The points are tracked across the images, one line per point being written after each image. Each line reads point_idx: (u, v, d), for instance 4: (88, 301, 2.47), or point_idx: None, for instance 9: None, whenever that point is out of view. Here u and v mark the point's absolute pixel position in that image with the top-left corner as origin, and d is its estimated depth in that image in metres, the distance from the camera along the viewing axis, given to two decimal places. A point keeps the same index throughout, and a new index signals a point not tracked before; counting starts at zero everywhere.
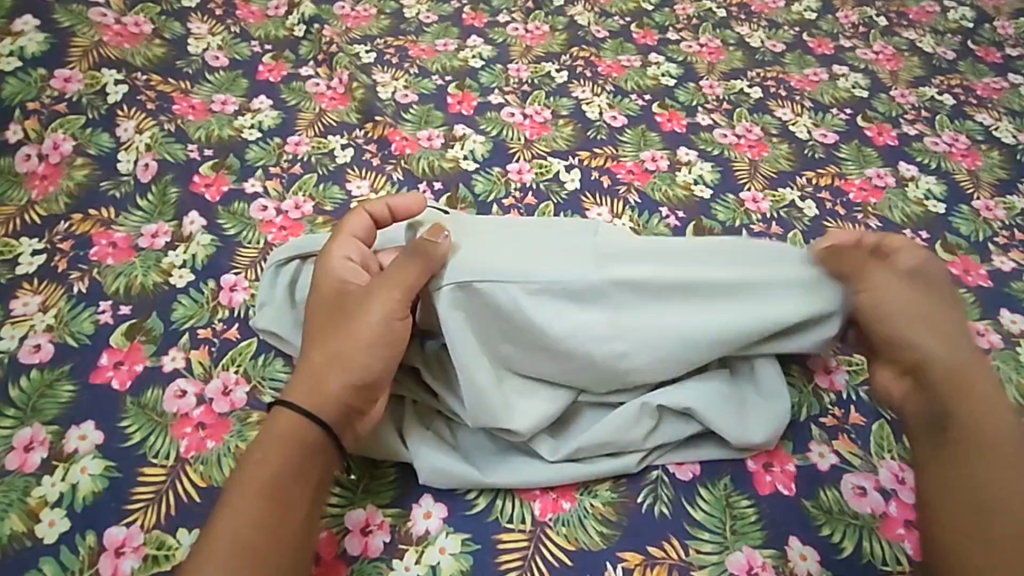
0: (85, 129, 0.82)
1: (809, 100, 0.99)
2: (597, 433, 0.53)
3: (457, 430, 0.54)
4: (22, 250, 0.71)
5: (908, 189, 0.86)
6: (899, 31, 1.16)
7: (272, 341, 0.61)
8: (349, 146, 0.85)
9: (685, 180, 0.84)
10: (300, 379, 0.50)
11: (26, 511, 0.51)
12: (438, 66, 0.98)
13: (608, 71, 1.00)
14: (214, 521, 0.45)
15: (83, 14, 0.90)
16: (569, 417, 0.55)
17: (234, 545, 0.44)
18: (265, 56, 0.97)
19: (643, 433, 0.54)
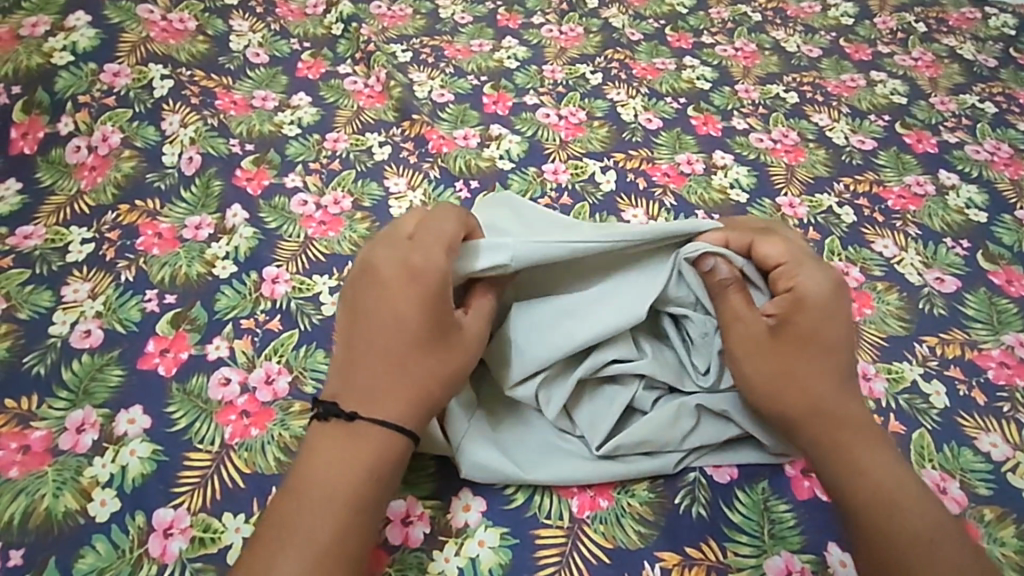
0: (132, 122, 0.84)
1: (846, 106, 0.98)
2: (636, 433, 0.53)
3: (501, 426, 0.55)
4: (73, 238, 0.73)
5: (948, 198, 0.84)
6: (938, 37, 1.14)
7: None
8: (387, 144, 0.86)
9: (721, 184, 0.84)
10: (381, 399, 0.50)
11: (79, 490, 0.52)
12: (474, 66, 0.99)
13: (642, 73, 1.00)
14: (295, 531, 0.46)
15: (132, 11, 0.93)
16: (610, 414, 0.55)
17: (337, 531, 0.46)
18: (304, 53, 0.98)
19: (683, 432, 0.54)
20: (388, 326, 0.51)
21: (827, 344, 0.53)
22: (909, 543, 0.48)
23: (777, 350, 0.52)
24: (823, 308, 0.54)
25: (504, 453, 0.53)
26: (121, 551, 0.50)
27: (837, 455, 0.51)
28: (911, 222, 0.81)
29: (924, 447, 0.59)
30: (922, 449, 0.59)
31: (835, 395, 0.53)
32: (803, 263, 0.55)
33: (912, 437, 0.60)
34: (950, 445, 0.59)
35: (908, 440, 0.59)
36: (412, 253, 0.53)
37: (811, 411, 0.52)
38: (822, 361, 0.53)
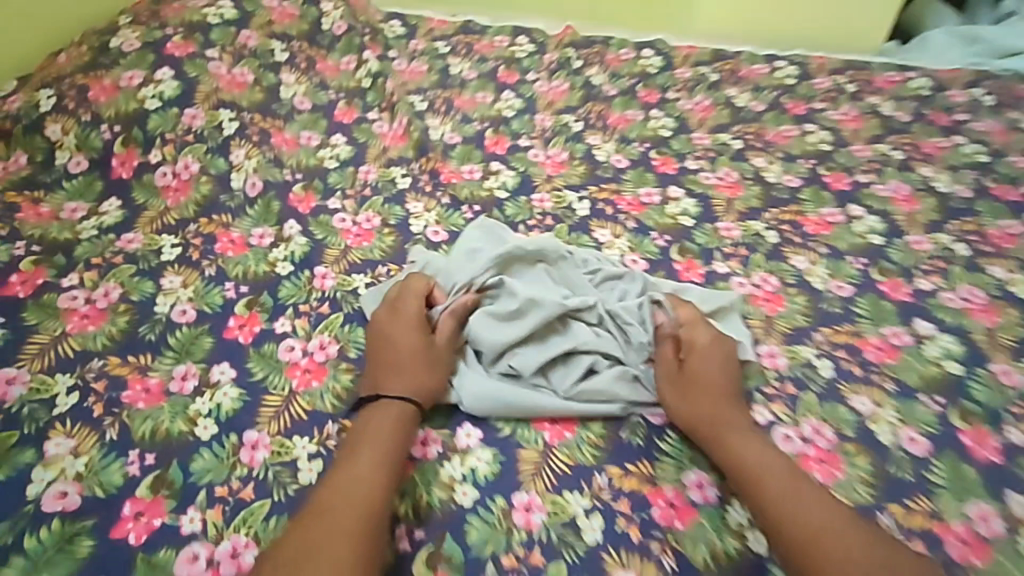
0: (207, 155, 1.05)
1: (781, 151, 1.21)
2: (592, 385, 0.74)
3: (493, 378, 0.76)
4: (164, 243, 0.94)
5: (854, 225, 1.06)
6: (864, 96, 1.38)
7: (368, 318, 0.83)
8: (408, 175, 1.08)
9: (673, 212, 1.06)
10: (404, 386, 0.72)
11: (189, 417, 0.72)
12: (478, 114, 1.23)
13: (616, 122, 1.24)
14: (355, 498, 0.62)
15: (204, 67, 1.14)
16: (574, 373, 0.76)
17: (373, 470, 0.65)
18: (340, 102, 1.22)
19: (626, 386, 0.75)
20: (399, 348, 0.75)
21: (721, 377, 0.75)
22: (778, 501, 0.64)
23: (680, 376, 0.74)
24: (714, 347, 0.77)
25: (497, 389, 0.74)
26: (221, 458, 0.69)
27: (717, 443, 0.70)
28: (821, 244, 1.02)
29: (809, 404, 0.79)
30: (806, 405, 0.79)
31: (718, 403, 0.72)
32: (695, 321, 0.79)
33: (800, 397, 0.80)
34: (828, 403, 0.79)
35: (797, 399, 0.80)
36: (399, 305, 0.80)
37: (704, 419, 0.71)
38: (711, 381, 0.74)
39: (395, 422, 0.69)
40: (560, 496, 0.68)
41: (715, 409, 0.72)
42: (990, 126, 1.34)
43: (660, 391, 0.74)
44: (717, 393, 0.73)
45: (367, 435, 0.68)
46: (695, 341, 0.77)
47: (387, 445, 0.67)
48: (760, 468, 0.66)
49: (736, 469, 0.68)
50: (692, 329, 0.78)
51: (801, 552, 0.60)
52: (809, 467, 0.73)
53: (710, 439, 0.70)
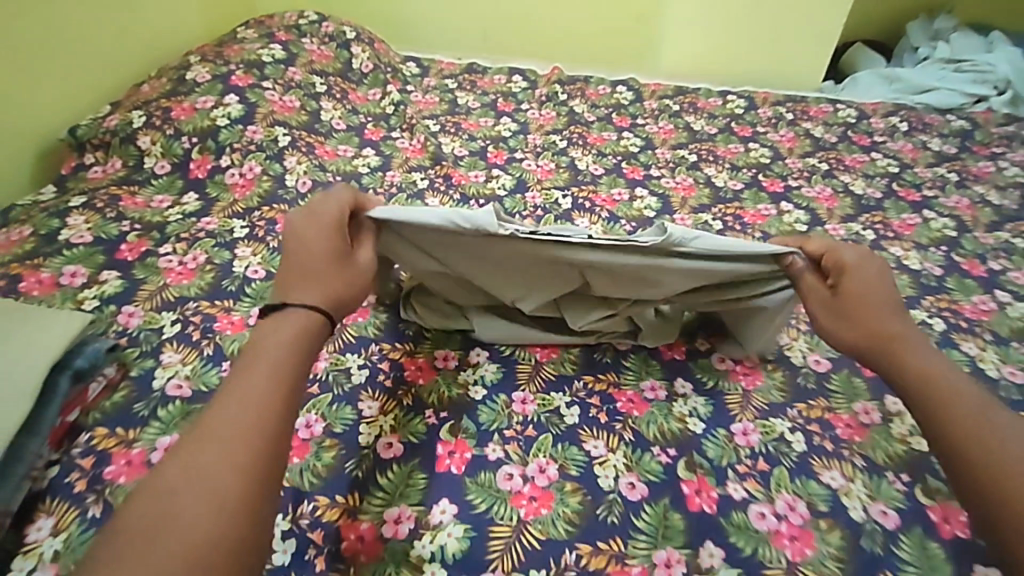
0: (266, 160, 1.31)
1: (728, 163, 1.49)
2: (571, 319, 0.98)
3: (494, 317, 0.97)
4: (235, 225, 1.18)
5: (784, 217, 1.33)
6: (799, 122, 1.68)
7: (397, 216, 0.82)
8: (426, 179, 1.35)
9: (639, 206, 1.32)
10: (308, 291, 0.70)
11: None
12: (482, 134, 1.53)
13: (593, 141, 1.53)
14: (246, 410, 0.59)
15: (262, 95, 1.41)
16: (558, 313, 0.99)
17: (274, 379, 0.62)
18: (369, 125, 1.51)
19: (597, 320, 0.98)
20: (310, 252, 0.74)
21: (885, 299, 0.79)
22: (974, 418, 0.67)
23: (846, 304, 0.79)
24: (867, 268, 0.81)
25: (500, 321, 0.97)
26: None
27: (893, 362, 0.75)
28: (757, 230, 1.28)
29: None
30: None
31: (892, 327, 0.77)
32: (846, 248, 0.83)
33: None
34: None
35: None
36: (314, 207, 0.79)
37: (876, 336, 0.77)
38: (873, 307, 0.78)
39: (296, 331, 0.67)
40: (548, 394, 0.91)
41: (879, 335, 0.77)
42: (902, 145, 1.63)
43: (821, 321, 0.82)
44: (875, 317, 0.78)
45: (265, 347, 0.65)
46: (849, 271, 0.81)
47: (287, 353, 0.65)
48: (940, 388, 0.71)
49: (918, 391, 0.72)
50: (835, 261, 0.82)
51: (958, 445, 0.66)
52: (737, 378, 0.96)
53: (886, 361, 0.76)
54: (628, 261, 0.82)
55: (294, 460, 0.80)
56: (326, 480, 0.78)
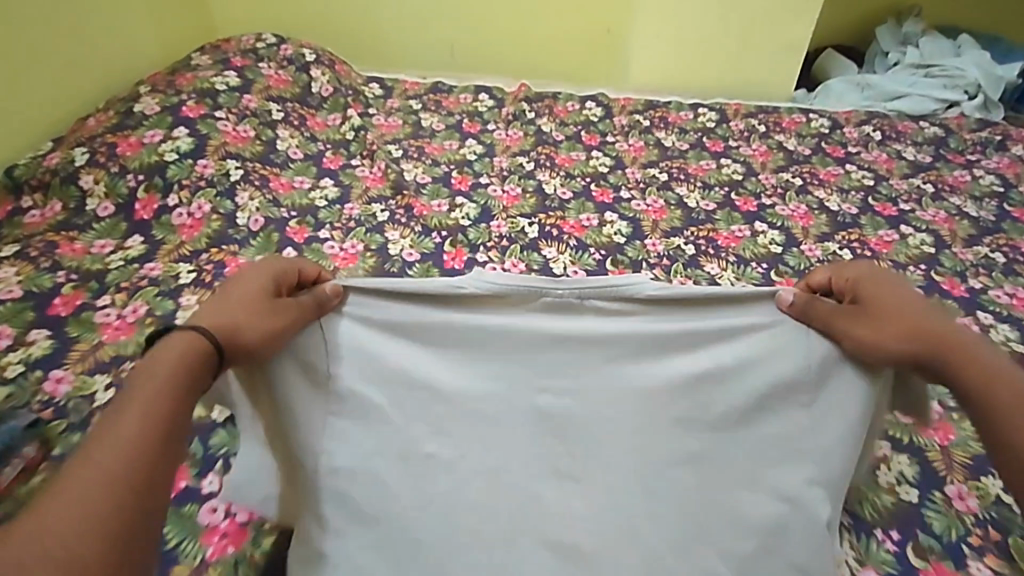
0: (217, 197, 1.24)
1: (700, 181, 1.45)
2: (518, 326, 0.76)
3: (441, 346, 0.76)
4: (181, 270, 1.11)
5: (758, 238, 1.29)
6: (772, 135, 1.66)
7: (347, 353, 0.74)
8: (386, 211, 1.30)
9: (608, 232, 1.28)
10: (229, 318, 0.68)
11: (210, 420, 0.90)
12: (445, 158, 1.48)
13: (562, 162, 1.49)
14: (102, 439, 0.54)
15: (214, 125, 1.35)
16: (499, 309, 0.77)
17: (142, 420, 0.56)
18: (327, 152, 1.45)
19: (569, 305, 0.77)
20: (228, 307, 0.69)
21: (906, 301, 0.76)
22: (975, 368, 0.71)
23: (870, 307, 0.75)
24: (871, 303, 0.76)
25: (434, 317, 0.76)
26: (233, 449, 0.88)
27: (942, 352, 0.72)
28: (731, 253, 1.25)
29: None
30: None
31: (900, 315, 0.74)
32: (876, 304, 0.75)
33: None
34: None
35: None
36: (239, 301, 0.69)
37: (931, 334, 0.72)
38: (893, 316, 0.74)
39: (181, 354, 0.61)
40: None
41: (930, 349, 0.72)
42: (877, 155, 1.60)
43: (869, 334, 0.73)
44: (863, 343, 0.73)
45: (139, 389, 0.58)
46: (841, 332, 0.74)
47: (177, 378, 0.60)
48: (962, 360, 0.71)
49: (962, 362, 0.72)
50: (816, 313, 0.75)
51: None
52: None
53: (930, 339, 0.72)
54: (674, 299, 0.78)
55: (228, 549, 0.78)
56: (269, 562, 0.77)
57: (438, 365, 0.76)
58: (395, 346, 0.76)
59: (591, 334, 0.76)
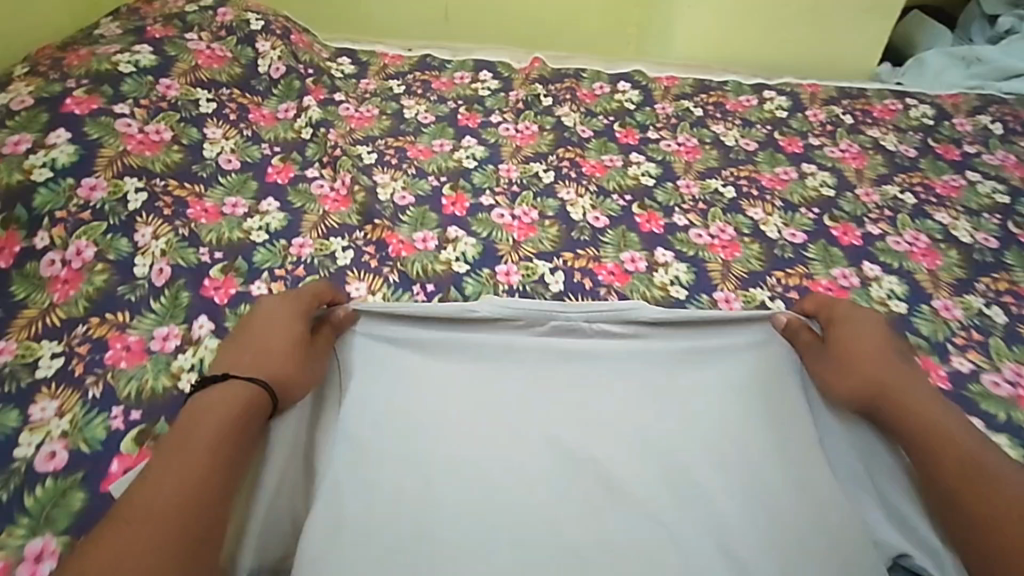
0: (106, 236, 0.88)
1: (779, 199, 1.08)
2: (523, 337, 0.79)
3: (455, 358, 0.76)
4: (43, 352, 0.78)
5: (871, 289, 0.93)
6: (863, 128, 1.27)
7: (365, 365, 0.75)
8: (349, 248, 0.93)
9: (662, 281, 0.91)
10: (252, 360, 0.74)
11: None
12: (434, 166, 1.10)
13: (592, 171, 1.11)
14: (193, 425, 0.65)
15: (110, 126, 0.98)
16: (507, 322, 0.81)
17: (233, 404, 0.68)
18: (275, 158, 1.08)
19: (568, 326, 0.81)
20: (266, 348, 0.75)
21: (876, 349, 0.80)
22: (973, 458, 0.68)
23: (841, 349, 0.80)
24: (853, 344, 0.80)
25: (448, 335, 0.78)
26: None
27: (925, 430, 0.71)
28: None
29: None
30: None
31: (873, 361, 0.78)
32: (860, 341, 0.80)
33: None
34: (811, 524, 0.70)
35: None
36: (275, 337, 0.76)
37: (876, 384, 0.75)
38: (870, 365, 0.78)
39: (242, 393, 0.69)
40: None
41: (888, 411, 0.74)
42: (1003, 157, 1.22)
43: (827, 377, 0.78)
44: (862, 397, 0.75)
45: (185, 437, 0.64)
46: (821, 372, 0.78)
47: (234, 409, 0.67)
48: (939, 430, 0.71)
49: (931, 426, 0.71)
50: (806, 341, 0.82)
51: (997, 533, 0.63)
52: None
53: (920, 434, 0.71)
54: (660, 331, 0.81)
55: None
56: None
57: (456, 376, 0.74)
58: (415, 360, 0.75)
59: (591, 354, 0.77)
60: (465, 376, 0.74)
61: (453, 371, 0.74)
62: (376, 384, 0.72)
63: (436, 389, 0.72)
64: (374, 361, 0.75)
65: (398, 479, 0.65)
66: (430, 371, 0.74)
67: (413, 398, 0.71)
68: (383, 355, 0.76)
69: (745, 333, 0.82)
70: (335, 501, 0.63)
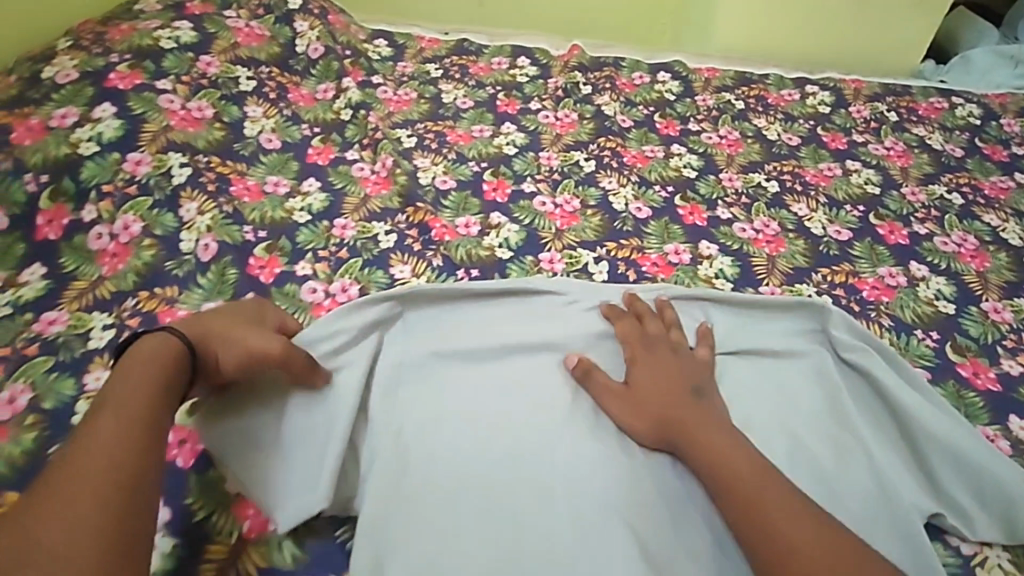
0: (152, 210, 0.89)
1: (823, 196, 1.06)
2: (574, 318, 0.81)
3: (510, 335, 0.78)
4: (94, 323, 0.79)
5: (919, 288, 0.91)
6: (908, 126, 1.25)
7: (423, 340, 0.76)
8: (392, 231, 0.93)
9: (707, 274, 0.90)
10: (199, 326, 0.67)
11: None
12: (475, 152, 1.09)
13: (633, 161, 1.10)
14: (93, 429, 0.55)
15: (153, 101, 0.98)
16: (558, 297, 0.82)
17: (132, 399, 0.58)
18: (315, 138, 1.08)
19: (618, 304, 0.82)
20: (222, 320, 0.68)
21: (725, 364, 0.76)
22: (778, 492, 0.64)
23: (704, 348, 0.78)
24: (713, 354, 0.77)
25: (502, 314, 0.80)
26: (227, 508, 0.65)
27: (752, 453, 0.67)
28: (884, 314, 0.87)
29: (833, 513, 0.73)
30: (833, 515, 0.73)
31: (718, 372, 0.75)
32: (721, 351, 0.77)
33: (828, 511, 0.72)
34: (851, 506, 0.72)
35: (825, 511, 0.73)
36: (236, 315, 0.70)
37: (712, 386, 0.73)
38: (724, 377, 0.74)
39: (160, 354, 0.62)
40: None
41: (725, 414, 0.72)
42: None
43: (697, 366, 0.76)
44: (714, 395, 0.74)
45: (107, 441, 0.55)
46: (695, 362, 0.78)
47: (160, 385, 0.60)
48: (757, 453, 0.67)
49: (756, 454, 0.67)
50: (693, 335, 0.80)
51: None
52: None
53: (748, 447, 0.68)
54: (708, 312, 0.83)
55: (269, 527, 0.64)
56: (312, 555, 0.63)
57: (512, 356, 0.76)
58: (471, 336, 0.77)
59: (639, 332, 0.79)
60: (519, 356, 0.76)
61: (508, 350, 0.76)
62: (434, 354, 0.75)
63: (493, 369, 0.75)
64: (429, 337, 0.77)
65: (458, 451, 0.68)
66: (487, 349, 0.76)
67: (471, 377, 0.74)
68: (439, 329, 0.78)
69: (792, 319, 0.82)
70: (397, 465, 0.67)
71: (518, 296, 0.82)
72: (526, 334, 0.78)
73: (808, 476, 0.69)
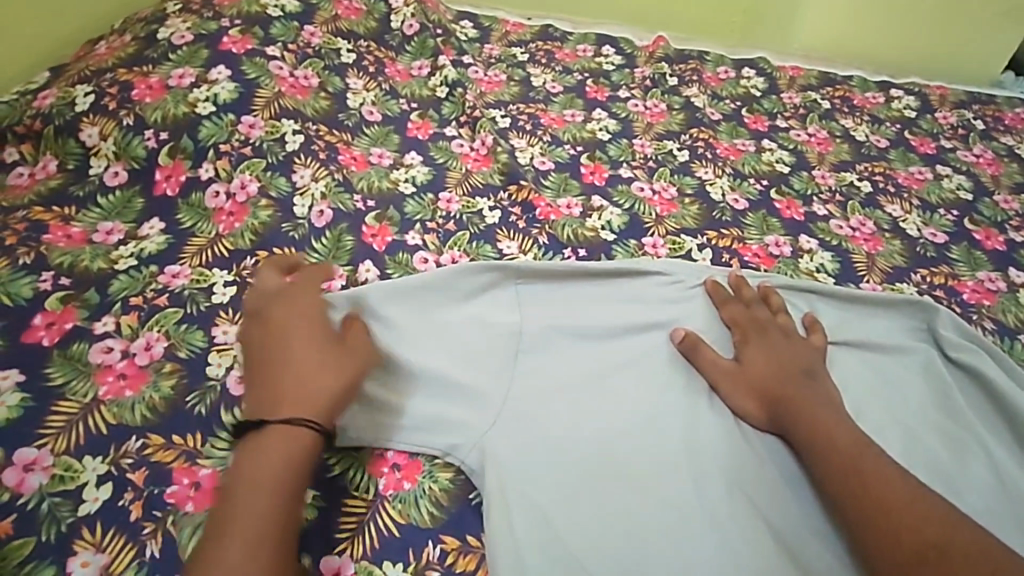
0: (267, 172, 0.90)
1: (917, 199, 1.07)
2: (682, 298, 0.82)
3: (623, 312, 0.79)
4: (216, 279, 0.81)
5: (1019, 295, 0.93)
6: (996, 135, 1.25)
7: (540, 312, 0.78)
8: (497, 208, 0.94)
9: (808, 268, 0.91)
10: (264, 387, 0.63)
11: None
12: (569, 135, 1.10)
13: (726, 153, 1.10)
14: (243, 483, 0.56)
15: (265, 66, 0.99)
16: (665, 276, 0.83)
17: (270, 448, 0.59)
18: (413, 114, 1.09)
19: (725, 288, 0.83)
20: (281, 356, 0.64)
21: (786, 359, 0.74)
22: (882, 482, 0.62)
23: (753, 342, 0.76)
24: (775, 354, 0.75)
25: (612, 290, 0.81)
26: (362, 464, 0.67)
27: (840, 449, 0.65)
28: (987, 317, 0.89)
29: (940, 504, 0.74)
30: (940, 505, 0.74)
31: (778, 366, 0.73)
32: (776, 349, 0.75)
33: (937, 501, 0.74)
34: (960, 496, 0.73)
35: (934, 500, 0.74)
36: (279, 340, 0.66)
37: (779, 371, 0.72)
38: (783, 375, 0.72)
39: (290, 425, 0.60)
40: None
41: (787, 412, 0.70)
42: None
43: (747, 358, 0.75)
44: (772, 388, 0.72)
45: (235, 480, 0.57)
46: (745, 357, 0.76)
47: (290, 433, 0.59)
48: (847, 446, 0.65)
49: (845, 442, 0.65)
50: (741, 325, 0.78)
51: (897, 548, 0.58)
52: None
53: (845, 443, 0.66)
54: (812, 301, 0.84)
55: (404, 486, 0.67)
56: (448, 513, 0.66)
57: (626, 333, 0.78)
58: (585, 310, 0.79)
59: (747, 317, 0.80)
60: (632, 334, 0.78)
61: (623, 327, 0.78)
62: (551, 328, 0.76)
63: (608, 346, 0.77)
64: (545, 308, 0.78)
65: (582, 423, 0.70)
66: (603, 324, 0.77)
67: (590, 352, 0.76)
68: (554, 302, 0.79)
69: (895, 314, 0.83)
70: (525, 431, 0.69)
71: (628, 272, 0.82)
72: (636, 314, 0.79)
73: (923, 464, 0.70)
